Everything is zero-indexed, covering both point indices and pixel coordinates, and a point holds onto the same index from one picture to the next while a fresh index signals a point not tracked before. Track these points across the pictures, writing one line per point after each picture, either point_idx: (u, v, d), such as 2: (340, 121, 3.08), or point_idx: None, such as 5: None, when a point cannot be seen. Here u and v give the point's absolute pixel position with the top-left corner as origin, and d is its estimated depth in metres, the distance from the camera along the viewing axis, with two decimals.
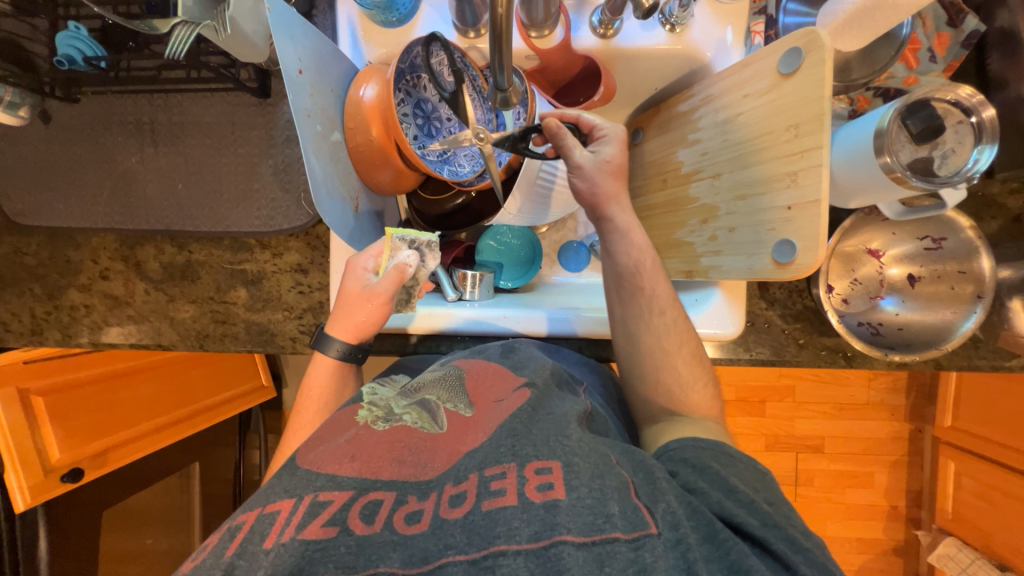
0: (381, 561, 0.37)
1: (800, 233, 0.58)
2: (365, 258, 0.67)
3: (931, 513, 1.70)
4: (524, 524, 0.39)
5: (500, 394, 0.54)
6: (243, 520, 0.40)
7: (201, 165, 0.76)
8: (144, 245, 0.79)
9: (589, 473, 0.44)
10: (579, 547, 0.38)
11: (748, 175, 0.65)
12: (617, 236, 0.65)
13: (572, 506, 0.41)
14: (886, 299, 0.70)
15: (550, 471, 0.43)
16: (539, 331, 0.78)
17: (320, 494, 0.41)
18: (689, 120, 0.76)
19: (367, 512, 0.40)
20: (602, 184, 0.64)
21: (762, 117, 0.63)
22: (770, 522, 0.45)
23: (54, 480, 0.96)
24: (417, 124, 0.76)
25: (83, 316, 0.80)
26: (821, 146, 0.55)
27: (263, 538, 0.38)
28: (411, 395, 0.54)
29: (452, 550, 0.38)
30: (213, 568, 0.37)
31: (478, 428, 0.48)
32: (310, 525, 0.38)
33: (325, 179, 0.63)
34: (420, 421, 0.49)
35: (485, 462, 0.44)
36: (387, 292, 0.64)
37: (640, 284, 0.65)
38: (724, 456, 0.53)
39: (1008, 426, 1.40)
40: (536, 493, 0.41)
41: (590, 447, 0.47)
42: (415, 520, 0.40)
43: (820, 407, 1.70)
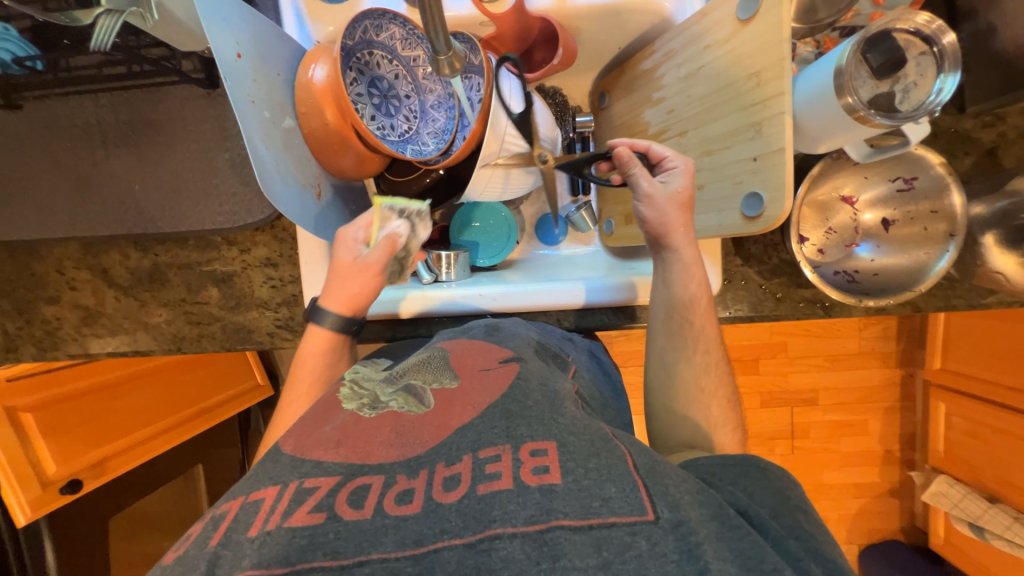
0: (374, 548, 0.34)
1: (767, 184, 0.57)
2: (354, 227, 0.65)
3: (923, 454, 1.74)
4: (518, 507, 0.36)
5: (486, 363, 0.53)
6: (226, 509, 0.39)
7: (156, 164, 0.73)
8: (109, 251, 0.78)
9: (585, 452, 0.41)
10: (576, 531, 0.35)
11: (714, 129, 0.64)
12: (679, 265, 0.62)
13: (568, 490, 0.38)
14: (861, 246, 0.70)
15: (545, 453, 0.40)
16: (578, 301, 0.78)
17: (305, 481, 0.39)
18: (653, 78, 0.74)
19: (356, 497, 0.38)
20: (671, 215, 0.60)
21: (724, 67, 0.61)
22: (795, 532, 0.43)
23: (53, 492, 0.97)
24: (373, 103, 0.74)
25: (57, 329, 0.79)
26: (783, 92, 0.54)
27: (248, 526, 0.37)
28: (397, 383, 0.52)
29: (447, 535, 0.35)
30: (198, 555, 0.35)
31: (468, 403, 0.47)
32: (296, 513, 0.37)
33: (278, 167, 0.61)
34: (407, 405, 0.48)
35: (479, 443, 0.42)
36: (379, 266, 0.64)
37: (691, 318, 0.62)
38: (755, 469, 0.49)
39: (994, 364, 1.42)
40: (531, 475, 0.39)
41: (586, 427, 0.44)
42: (406, 500, 0.38)
43: (813, 360, 1.72)
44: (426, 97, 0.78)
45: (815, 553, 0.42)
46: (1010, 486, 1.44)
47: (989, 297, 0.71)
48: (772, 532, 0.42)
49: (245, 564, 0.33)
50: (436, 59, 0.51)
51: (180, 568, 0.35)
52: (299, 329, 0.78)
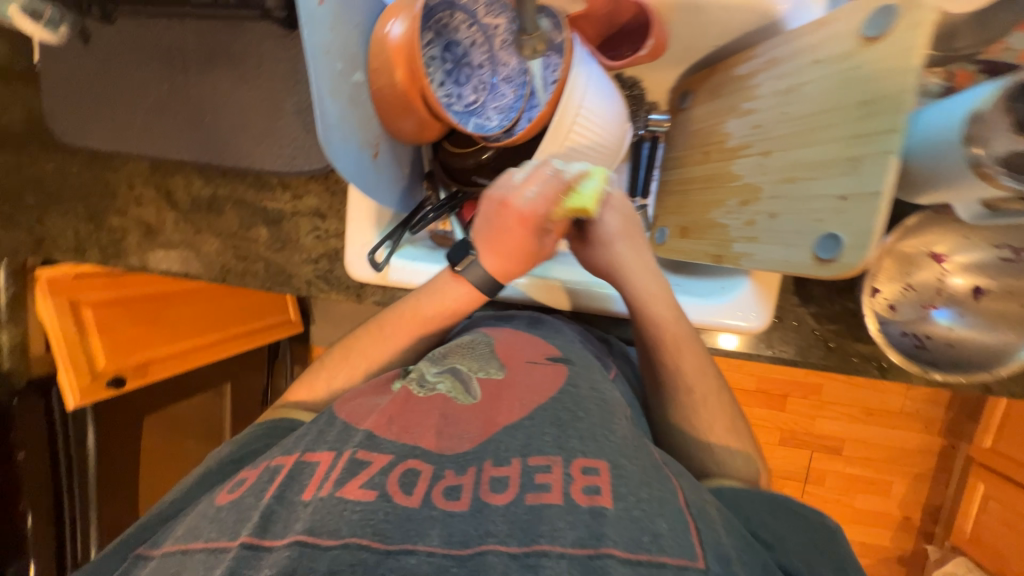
0: (421, 539, 0.33)
1: (850, 227, 0.51)
2: (546, 194, 0.54)
3: (945, 529, 1.64)
4: (568, 526, 0.33)
5: (532, 355, 0.50)
6: (282, 464, 0.42)
7: (227, 97, 0.75)
8: (175, 175, 0.81)
9: (638, 480, 0.36)
10: (627, 565, 0.31)
11: (803, 156, 0.57)
12: (634, 312, 0.60)
13: (619, 518, 0.34)
14: (940, 311, 0.62)
15: (598, 473, 0.36)
16: (565, 304, 0.73)
17: (359, 452, 0.40)
18: (746, 86, 0.67)
19: (407, 480, 0.37)
20: (602, 261, 0.61)
21: (830, 90, 0.55)
22: None
23: (100, 384, 1.05)
24: (444, 68, 0.72)
25: (120, 240, 0.84)
26: (893, 129, 0.48)
27: (302, 490, 0.38)
28: (442, 365, 0.49)
29: (493, 539, 0.33)
30: (255, 506, 0.38)
31: (515, 400, 0.44)
32: (349, 484, 0.37)
33: (340, 123, 0.61)
34: (455, 391, 0.45)
35: (529, 449, 0.39)
36: (551, 247, 0.59)
37: (663, 359, 0.57)
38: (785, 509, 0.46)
39: None
40: (582, 495, 0.35)
41: (636, 445, 0.40)
42: (455, 496, 0.36)
43: (846, 409, 1.62)
44: (499, 69, 0.75)
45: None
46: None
47: None
48: None
49: (297, 528, 0.35)
50: (519, 39, 0.54)
51: (236, 516, 0.38)
52: (335, 282, 0.80)
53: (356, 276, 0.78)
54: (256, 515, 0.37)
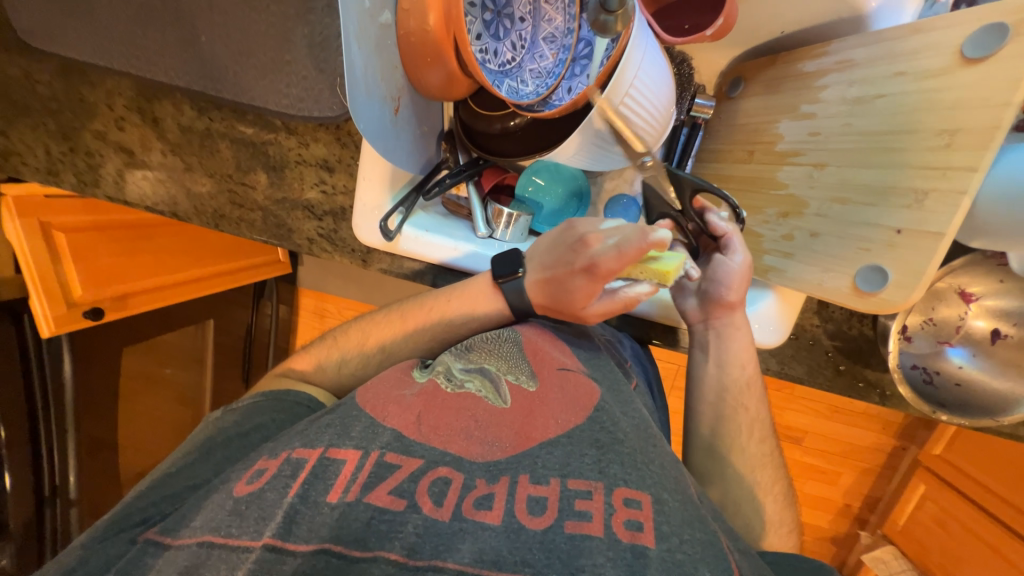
0: (450, 555, 0.33)
1: (900, 264, 0.50)
2: (623, 258, 0.46)
3: (880, 519, 1.79)
4: (608, 562, 0.33)
5: (564, 362, 0.49)
6: (305, 457, 0.39)
7: (227, 17, 0.64)
8: (162, 101, 0.72)
9: (681, 517, 0.36)
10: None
11: (862, 177, 0.54)
12: (730, 349, 0.61)
13: (661, 560, 0.33)
14: (955, 349, 0.62)
15: (640, 506, 0.36)
16: None
17: (387, 455, 0.39)
18: (810, 85, 0.61)
19: (437, 491, 0.37)
20: (732, 291, 0.60)
21: (907, 111, 0.50)
22: None
23: (77, 315, 0.98)
24: (483, 18, 0.64)
25: (99, 167, 0.76)
26: (977, 169, 0.45)
27: (328, 491, 0.37)
28: (468, 361, 0.49)
29: (528, 569, 0.33)
30: (278, 504, 0.37)
31: (550, 417, 0.43)
32: (378, 490, 0.36)
33: (365, 73, 0.54)
34: (485, 390, 0.45)
35: (569, 470, 0.38)
36: (599, 308, 0.52)
37: (746, 402, 0.60)
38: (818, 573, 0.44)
39: (998, 473, 1.45)
40: (624, 530, 0.35)
41: (675, 481, 0.40)
42: (485, 508, 0.36)
43: (815, 405, 1.70)
44: (542, 26, 0.67)
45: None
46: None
47: None
48: None
49: (324, 534, 0.35)
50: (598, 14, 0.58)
51: (259, 513, 0.36)
52: (339, 244, 0.75)
53: (363, 240, 0.73)
54: (279, 514, 0.36)
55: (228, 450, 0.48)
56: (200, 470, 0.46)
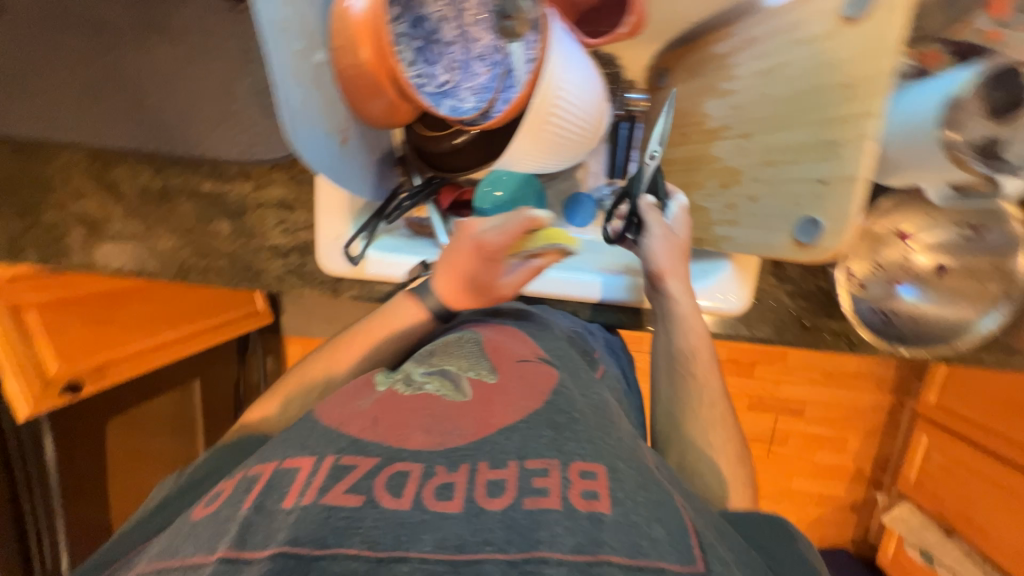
0: (412, 545, 0.32)
1: (830, 212, 0.54)
2: (513, 226, 0.57)
3: (893, 478, 1.78)
4: (567, 533, 0.33)
5: (523, 354, 0.52)
6: (259, 473, 0.40)
7: (174, 78, 0.68)
8: (118, 165, 0.74)
9: (635, 483, 0.38)
10: (626, 571, 0.32)
11: (782, 139, 0.58)
12: (678, 319, 0.64)
13: (618, 523, 0.34)
14: (905, 287, 0.65)
15: (596, 478, 0.37)
16: (592, 297, 0.76)
17: (342, 457, 0.38)
18: (724, 65, 0.66)
19: (394, 483, 0.36)
20: (662, 260, 0.63)
21: (808, 73, 0.55)
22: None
23: (53, 391, 0.97)
24: (414, 47, 0.68)
25: (61, 238, 0.77)
26: (871, 113, 0.49)
27: (283, 498, 0.36)
28: (430, 366, 0.50)
29: (489, 548, 0.32)
30: (232, 519, 0.36)
31: (509, 404, 0.44)
32: (333, 489, 0.35)
33: (305, 109, 0.58)
34: (443, 389, 0.46)
35: (527, 451, 0.39)
36: (513, 282, 0.61)
37: (694, 369, 0.62)
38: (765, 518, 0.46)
39: (998, 412, 1.44)
40: (580, 499, 0.36)
41: (630, 452, 0.42)
42: (445, 496, 0.35)
43: (807, 373, 1.72)
44: (472, 46, 0.71)
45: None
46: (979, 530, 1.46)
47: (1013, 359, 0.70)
48: None
49: (280, 537, 0.33)
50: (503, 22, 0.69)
51: (213, 530, 0.36)
52: (308, 277, 0.76)
53: (327, 268, 0.75)
54: (233, 529, 0.35)
55: (179, 502, 0.48)
56: (151, 526, 0.46)
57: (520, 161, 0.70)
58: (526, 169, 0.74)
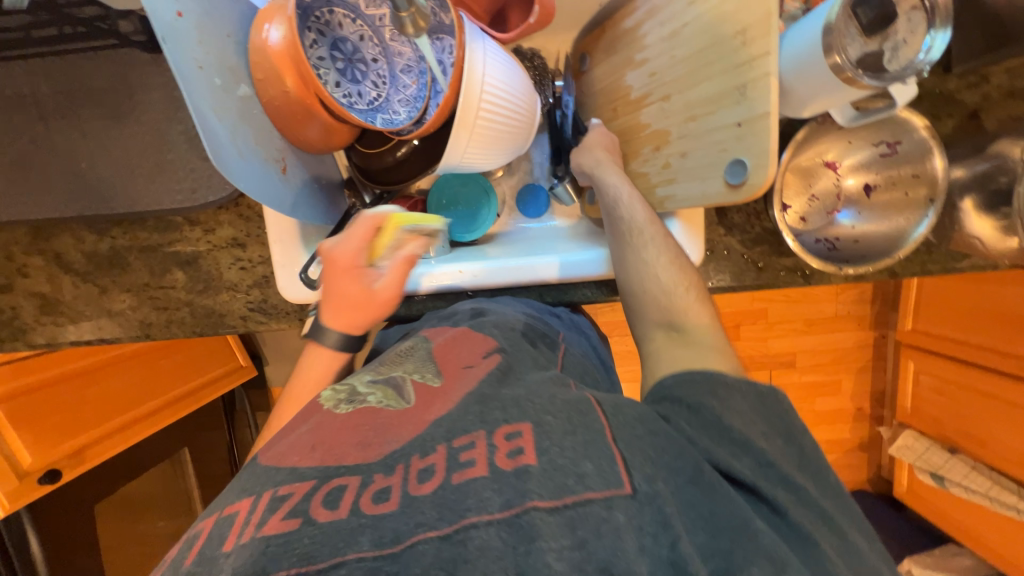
0: (350, 548, 0.33)
1: (751, 150, 0.55)
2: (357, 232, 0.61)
3: (892, 410, 1.82)
4: (493, 494, 0.36)
5: (470, 360, 0.52)
6: (201, 528, 0.37)
7: (104, 139, 0.68)
8: (61, 235, 0.73)
9: (561, 430, 0.41)
10: (551, 512, 0.35)
11: (697, 93, 0.61)
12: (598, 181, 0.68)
13: (543, 471, 0.38)
14: (842, 213, 0.70)
15: (520, 435, 0.40)
16: (551, 276, 0.76)
17: (280, 488, 0.37)
18: (635, 37, 0.70)
19: (331, 497, 0.36)
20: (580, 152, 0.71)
21: (706, 28, 0.58)
22: (773, 436, 0.45)
23: (31, 483, 0.95)
24: (337, 67, 0.69)
25: (12, 320, 0.75)
26: (769, 52, 0.51)
27: (222, 540, 0.35)
28: (377, 376, 0.51)
29: (422, 528, 0.34)
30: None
31: (446, 398, 0.46)
32: (270, 521, 0.35)
33: (234, 141, 0.58)
34: (386, 400, 0.46)
35: (453, 432, 0.41)
36: (388, 281, 0.62)
37: (621, 213, 0.64)
38: (721, 386, 0.46)
39: (979, 325, 1.44)
40: (507, 459, 0.38)
41: (564, 404, 0.43)
42: (384, 498, 0.36)
43: (790, 324, 1.76)
44: (395, 60, 0.73)
45: (762, 460, 0.43)
46: (981, 444, 1.48)
47: (962, 262, 0.78)
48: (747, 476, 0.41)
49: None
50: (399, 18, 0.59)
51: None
52: (272, 311, 0.76)
53: (291, 299, 0.74)
54: None
55: None
56: None
57: (463, 161, 0.72)
58: (467, 168, 0.75)
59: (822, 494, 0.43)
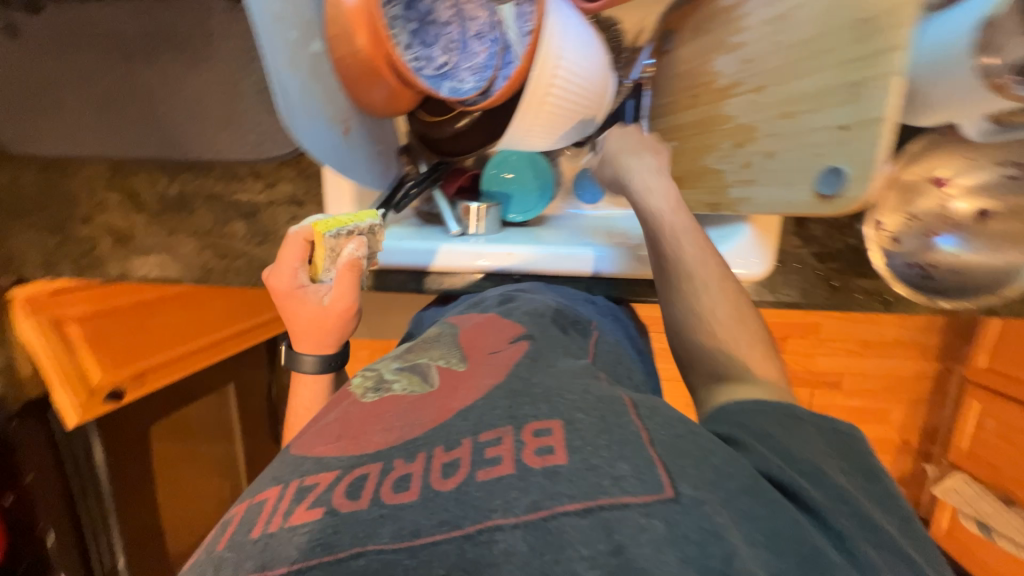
0: (370, 539, 0.33)
1: (851, 158, 0.50)
2: (290, 256, 0.62)
3: (942, 448, 1.69)
4: (520, 495, 0.35)
5: (495, 346, 0.54)
6: (233, 514, 0.40)
7: (179, 83, 0.69)
8: (137, 174, 0.77)
9: (594, 430, 0.40)
10: (582, 517, 0.34)
11: (798, 87, 0.55)
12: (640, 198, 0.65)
13: (574, 470, 0.36)
14: (944, 239, 0.61)
15: (550, 433, 0.39)
16: (584, 271, 0.74)
17: (305, 479, 0.39)
18: (732, 17, 0.63)
19: (353, 487, 0.37)
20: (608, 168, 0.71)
21: (825, 12, 0.51)
22: (846, 473, 0.43)
23: (98, 399, 1.03)
24: (409, 29, 0.68)
25: (91, 250, 0.80)
26: (897, 47, 0.45)
27: (250, 528, 0.37)
28: (403, 361, 0.53)
29: (446, 526, 0.34)
30: (208, 559, 0.36)
31: (473, 386, 0.46)
32: (297, 511, 0.36)
33: (303, 99, 0.58)
34: (410, 386, 0.48)
35: (479, 427, 0.41)
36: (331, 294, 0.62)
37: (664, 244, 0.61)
38: (788, 416, 0.46)
39: None
40: (535, 457, 0.37)
41: (596, 401, 0.43)
42: (404, 488, 0.36)
43: (843, 344, 1.64)
44: (468, 24, 0.70)
45: (834, 492, 0.40)
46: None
47: None
48: (813, 501, 0.38)
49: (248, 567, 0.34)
50: None
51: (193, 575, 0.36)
52: None
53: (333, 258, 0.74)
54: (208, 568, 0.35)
55: None
56: None
57: (522, 138, 0.69)
58: (528, 146, 0.73)
59: (899, 536, 0.39)
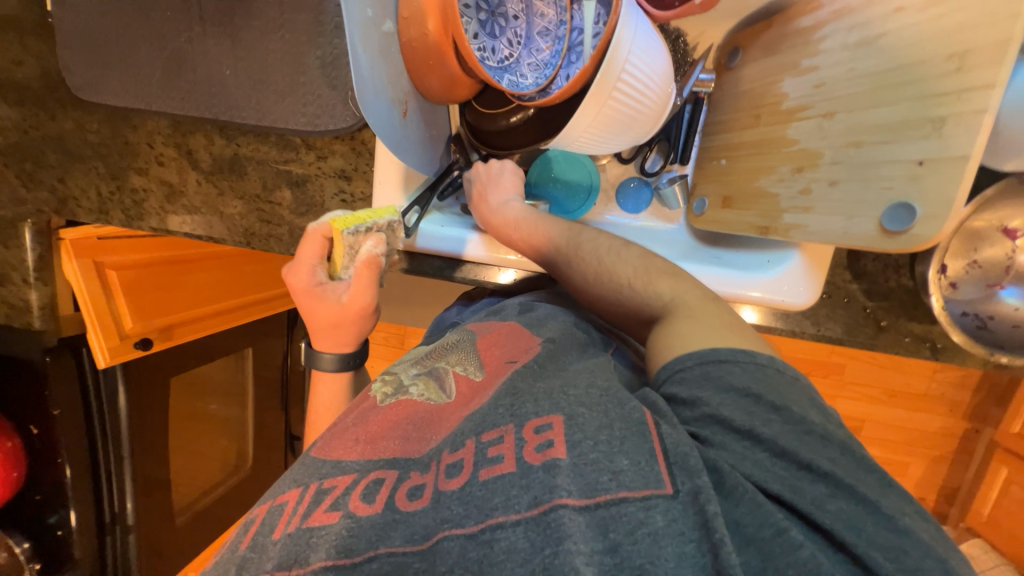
0: (383, 542, 0.36)
1: (926, 196, 0.49)
2: (309, 254, 0.64)
3: (961, 511, 1.62)
4: (522, 492, 0.35)
5: (512, 355, 0.53)
6: (255, 515, 0.42)
7: (249, 50, 0.71)
8: (196, 133, 0.79)
9: (595, 423, 0.38)
10: (580, 511, 0.34)
11: (873, 117, 0.53)
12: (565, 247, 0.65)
13: (573, 465, 0.36)
14: (1007, 291, 0.58)
15: (550, 428, 0.38)
16: None
17: (324, 481, 0.41)
18: (809, 39, 0.61)
19: (369, 491, 0.39)
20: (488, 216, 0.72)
21: (915, 42, 0.49)
22: (784, 411, 0.40)
23: (128, 345, 1.02)
24: (479, 19, 0.69)
25: (143, 201, 0.83)
26: (993, 85, 0.44)
27: (272, 530, 0.39)
28: (422, 367, 0.54)
29: (447, 524, 0.35)
30: (231, 559, 0.39)
31: (486, 389, 0.48)
32: (315, 513, 0.39)
33: (372, 75, 0.58)
34: (427, 393, 0.49)
35: (483, 427, 0.41)
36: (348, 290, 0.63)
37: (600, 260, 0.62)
38: (717, 367, 0.43)
39: None
40: (535, 454, 0.37)
41: (600, 395, 0.41)
42: (417, 496, 0.38)
43: (870, 391, 1.59)
44: (535, 21, 0.70)
45: (778, 451, 0.38)
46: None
47: None
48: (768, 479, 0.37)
49: (269, 567, 0.37)
50: None
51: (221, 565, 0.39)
52: None
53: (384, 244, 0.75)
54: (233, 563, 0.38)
55: None
56: None
57: (576, 140, 0.67)
58: (577, 147, 0.72)
59: (854, 474, 0.37)
